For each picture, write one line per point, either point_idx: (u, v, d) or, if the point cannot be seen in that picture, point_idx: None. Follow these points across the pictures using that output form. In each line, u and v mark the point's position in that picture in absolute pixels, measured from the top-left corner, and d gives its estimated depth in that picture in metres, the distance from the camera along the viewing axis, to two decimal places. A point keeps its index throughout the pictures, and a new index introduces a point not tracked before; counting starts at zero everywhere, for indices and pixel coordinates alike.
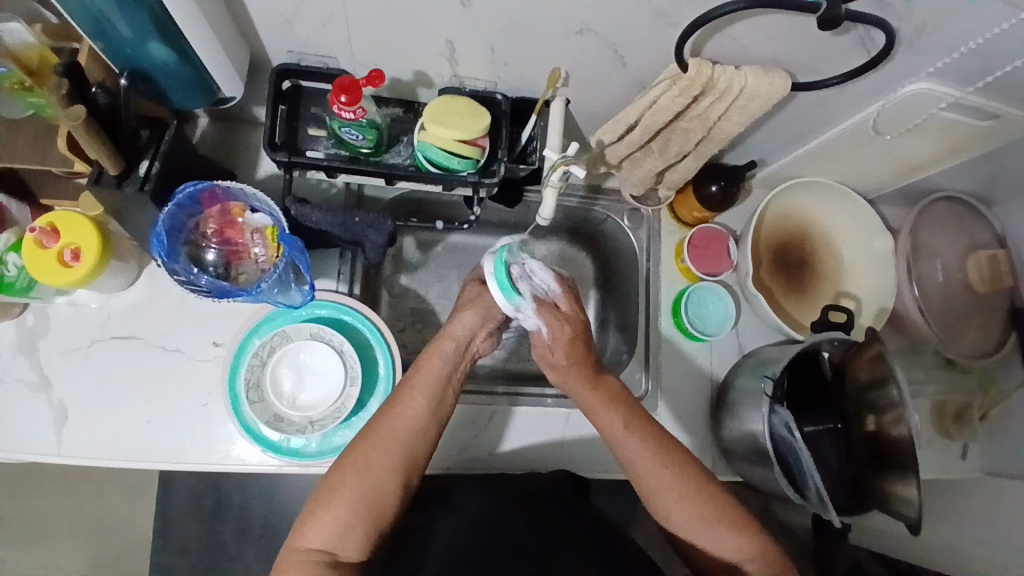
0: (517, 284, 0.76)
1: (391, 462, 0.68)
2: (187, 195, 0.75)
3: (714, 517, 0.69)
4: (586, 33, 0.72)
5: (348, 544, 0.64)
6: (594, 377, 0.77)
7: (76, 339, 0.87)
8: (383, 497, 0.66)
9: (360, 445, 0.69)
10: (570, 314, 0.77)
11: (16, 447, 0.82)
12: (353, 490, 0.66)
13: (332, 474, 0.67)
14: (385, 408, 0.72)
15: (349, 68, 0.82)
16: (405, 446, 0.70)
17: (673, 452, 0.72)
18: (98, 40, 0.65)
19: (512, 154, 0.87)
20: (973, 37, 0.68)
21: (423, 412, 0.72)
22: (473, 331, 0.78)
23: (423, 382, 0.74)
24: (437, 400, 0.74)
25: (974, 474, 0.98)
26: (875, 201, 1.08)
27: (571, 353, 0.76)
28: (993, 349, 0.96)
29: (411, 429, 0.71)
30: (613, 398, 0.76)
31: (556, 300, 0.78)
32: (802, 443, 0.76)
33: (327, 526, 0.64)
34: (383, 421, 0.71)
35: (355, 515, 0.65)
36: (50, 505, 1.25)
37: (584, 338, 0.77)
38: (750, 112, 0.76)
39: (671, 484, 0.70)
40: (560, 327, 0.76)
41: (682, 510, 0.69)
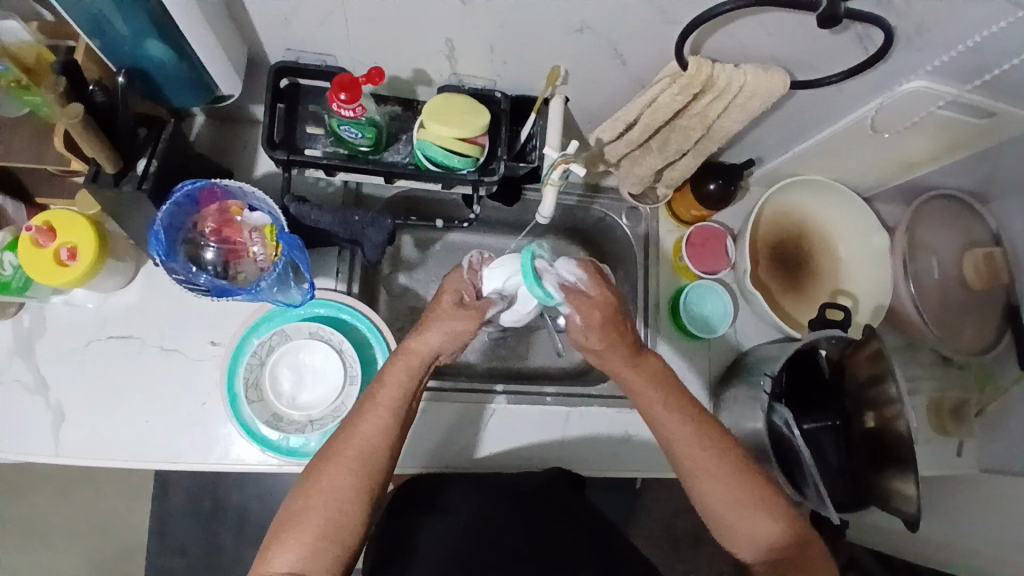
0: (543, 277, 0.66)
1: (356, 485, 0.66)
2: (184, 193, 0.75)
3: (749, 502, 0.69)
4: (586, 31, 0.72)
5: (316, 566, 0.64)
6: (633, 357, 0.72)
7: (73, 339, 0.86)
8: (349, 518, 0.65)
9: (320, 468, 0.66)
10: (601, 300, 0.69)
11: (14, 449, 0.82)
12: (319, 514, 0.65)
13: (296, 497, 0.66)
14: (347, 425, 0.69)
15: (348, 66, 0.81)
16: (369, 465, 0.67)
17: (721, 445, 0.71)
18: (96, 38, 0.65)
19: (511, 153, 0.87)
20: (971, 35, 0.68)
21: (388, 431, 0.69)
22: (438, 350, 0.71)
23: (387, 398, 0.70)
24: (401, 414, 0.70)
25: (971, 470, 0.99)
26: (872, 199, 1.09)
27: (605, 338, 0.70)
28: (988, 347, 0.98)
29: (374, 447, 0.68)
30: (658, 380, 0.72)
31: (584, 286, 0.68)
32: (801, 440, 0.77)
33: (294, 550, 0.63)
34: (346, 439, 0.67)
35: (321, 538, 0.64)
36: (46, 507, 1.24)
37: (618, 323, 0.70)
38: (750, 109, 0.76)
39: (712, 470, 0.69)
40: (592, 309, 0.68)
41: (726, 503, 0.69)
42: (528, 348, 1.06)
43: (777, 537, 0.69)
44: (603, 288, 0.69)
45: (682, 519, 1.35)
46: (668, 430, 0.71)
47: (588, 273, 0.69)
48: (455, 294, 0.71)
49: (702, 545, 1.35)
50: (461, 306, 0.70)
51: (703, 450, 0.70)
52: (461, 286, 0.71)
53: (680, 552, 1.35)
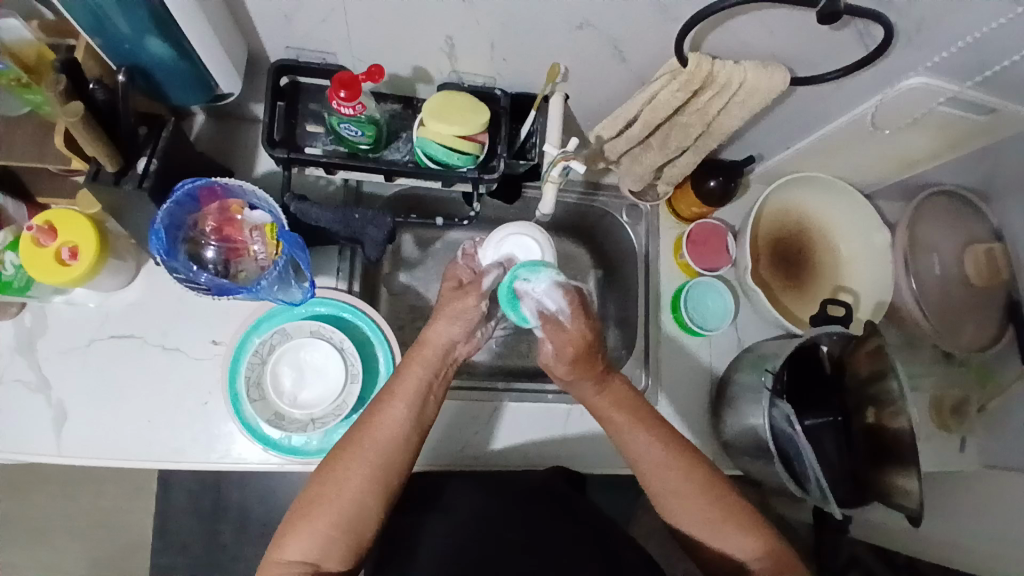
0: (521, 300, 0.73)
1: (371, 474, 0.66)
2: (185, 192, 0.75)
3: (721, 522, 0.68)
4: (586, 28, 0.72)
5: (328, 556, 0.63)
6: (601, 382, 0.74)
7: (74, 338, 0.86)
8: (362, 510, 0.65)
9: (338, 456, 0.67)
10: (577, 336, 0.70)
11: (15, 449, 0.82)
12: (334, 501, 0.64)
13: (311, 484, 0.65)
14: (367, 416, 0.70)
15: (348, 64, 0.81)
16: (385, 458, 0.67)
17: (694, 465, 0.70)
18: (96, 37, 0.65)
19: (511, 150, 0.87)
20: (972, 31, 0.68)
21: (405, 422, 0.69)
22: (451, 341, 0.74)
23: (404, 390, 0.71)
24: (420, 410, 0.71)
25: (972, 467, 0.99)
26: (872, 195, 1.09)
27: (574, 369, 0.72)
28: (989, 344, 0.97)
29: (391, 439, 0.68)
30: (620, 403, 0.74)
31: (562, 318, 0.71)
32: (802, 438, 0.77)
33: (307, 538, 0.63)
34: (364, 430, 0.68)
35: (335, 526, 0.63)
36: (47, 507, 1.24)
37: (589, 359, 0.71)
38: (750, 106, 0.76)
39: (683, 487, 0.69)
40: (566, 342, 0.71)
41: (692, 517, 0.69)
42: (529, 346, 1.07)
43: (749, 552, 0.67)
44: (584, 322, 0.71)
45: None
46: (631, 448, 0.72)
47: (572, 307, 0.70)
48: (456, 278, 0.79)
49: None
50: (458, 288, 0.77)
51: (666, 463, 0.70)
52: (459, 272, 0.79)
53: (681, 549, 1.35)
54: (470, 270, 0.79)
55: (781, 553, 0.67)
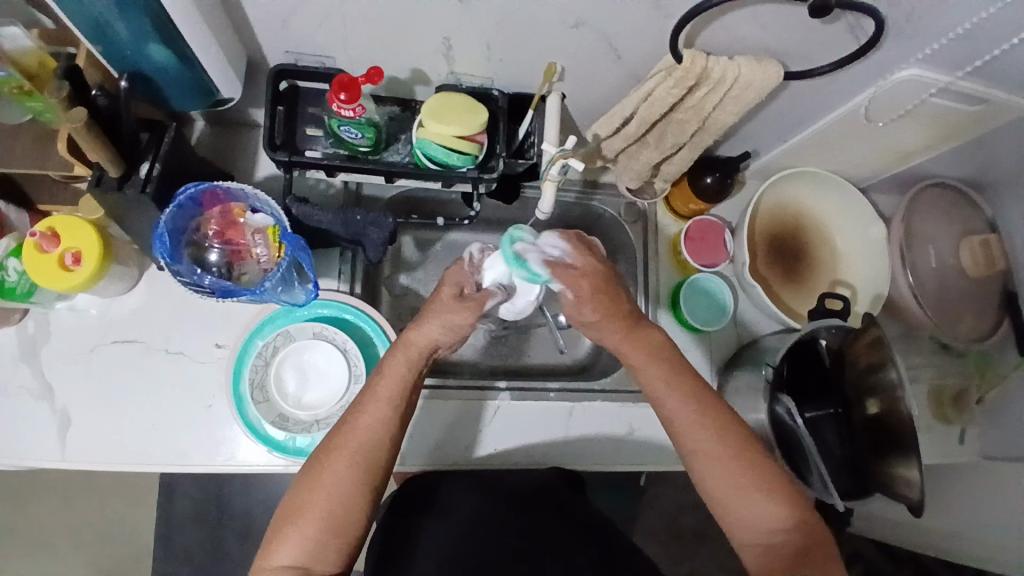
0: (525, 257, 0.72)
1: (357, 476, 0.66)
2: (188, 196, 0.76)
3: (754, 486, 0.67)
4: (582, 27, 0.73)
5: (319, 559, 0.64)
6: (630, 329, 0.74)
7: (78, 344, 0.87)
8: (351, 510, 0.65)
9: (322, 459, 0.66)
10: (588, 270, 0.72)
11: (20, 454, 0.82)
12: (321, 506, 0.64)
13: (298, 489, 0.66)
14: (348, 416, 0.69)
15: (346, 68, 0.82)
16: (371, 457, 0.67)
17: (732, 429, 0.69)
18: (97, 43, 0.66)
19: (510, 149, 0.88)
20: (961, 22, 0.69)
21: (388, 422, 0.69)
22: (438, 342, 0.72)
23: (387, 389, 0.70)
24: (401, 405, 0.70)
25: (973, 457, 1.00)
26: (867, 189, 1.10)
27: (598, 308, 0.73)
28: (986, 335, 0.98)
29: (375, 439, 0.68)
30: (656, 348, 0.74)
31: (566, 257, 0.73)
32: (804, 428, 0.79)
33: (296, 544, 0.63)
34: (346, 431, 0.68)
35: (324, 530, 0.64)
36: (49, 516, 1.23)
37: (608, 288, 0.73)
38: (745, 101, 0.77)
39: (714, 449, 0.68)
40: (580, 279, 0.72)
41: (728, 477, 0.67)
42: (529, 346, 1.07)
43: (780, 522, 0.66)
44: (589, 258, 0.74)
45: (687, 514, 1.36)
46: (664, 405, 0.71)
47: (574, 248, 0.73)
48: (454, 285, 0.74)
49: (706, 541, 1.36)
50: (461, 299, 0.73)
51: (704, 424, 0.69)
52: (462, 278, 0.74)
53: (684, 548, 1.35)
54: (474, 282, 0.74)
55: (808, 521, 0.66)
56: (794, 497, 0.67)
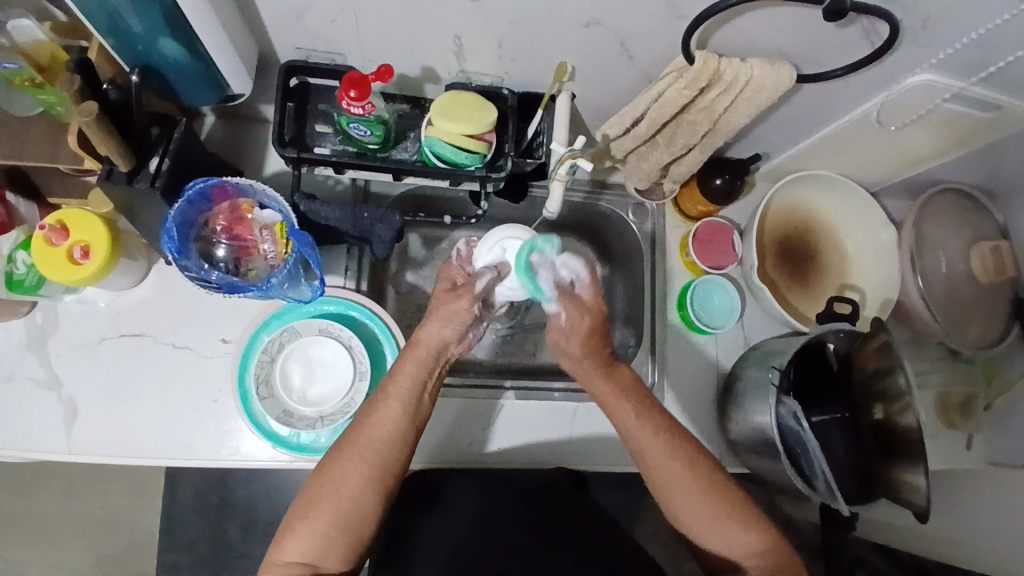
0: (537, 271, 0.74)
1: (368, 474, 0.66)
2: (196, 191, 0.76)
3: (725, 515, 0.69)
4: (594, 27, 0.72)
5: (327, 556, 0.64)
6: (607, 370, 0.75)
7: (86, 336, 0.87)
8: (361, 509, 0.66)
9: (334, 457, 0.67)
10: (591, 305, 0.73)
11: (27, 444, 0.83)
12: (332, 503, 0.65)
13: (310, 486, 0.66)
14: (361, 416, 0.69)
15: (356, 64, 0.82)
16: (383, 457, 0.68)
17: (699, 465, 0.71)
18: (110, 37, 0.66)
19: (518, 148, 0.88)
20: (977, 27, 0.69)
21: (400, 422, 0.69)
22: (444, 340, 0.72)
23: (399, 389, 0.70)
24: (413, 407, 0.70)
25: (979, 465, 0.99)
26: (878, 194, 1.09)
27: (586, 345, 0.73)
28: (995, 341, 0.97)
29: (386, 440, 0.68)
30: (627, 390, 0.75)
31: (576, 290, 0.73)
32: (810, 431, 0.80)
33: (305, 540, 0.64)
34: (359, 430, 0.68)
35: (333, 527, 0.64)
36: (55, 506, 1.24)
37: (602, 330, 0.73)
38: (756, 104, 0.77)
39: (683, 481, 0.70)
40: (583, 314, 0.72)
41: (689, 511, 0.70)
42: (536, 344, 1.07)
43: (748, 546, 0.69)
44: (595, 294, 0.74)
45: None
46: (635, 437, 0.72)
47: (588, 278, 0.73)
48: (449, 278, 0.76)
49: None
50: (453, 290, 0.75)
51: (670, 459, 0.71)
52: (453, 273, 0.77)
53: (687, 549, 1.35)
54: (465, 270, 0.77)
55: (780, 545, 0.70)
56: (762, 526, 0.70)
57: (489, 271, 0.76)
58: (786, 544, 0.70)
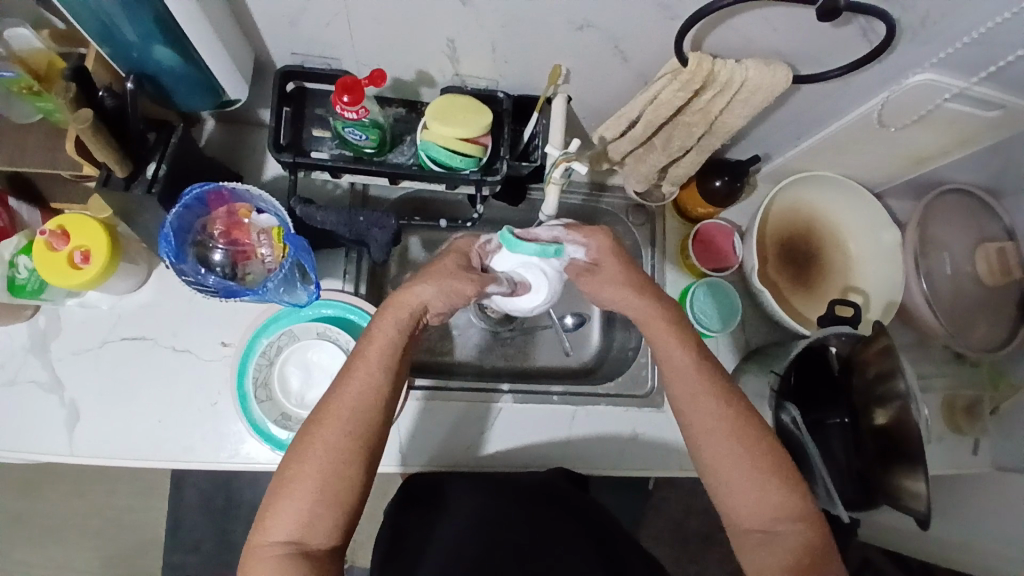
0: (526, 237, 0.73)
1: (348, 444, 0.65)
2: (194, 197, 0.76)
3: (769, 472, 0.67)
4: (587, 29, 0.72)
5: (314, 532, 0.63)
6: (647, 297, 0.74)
7: (87, 339, 0.88)
8: (345, 481, 0.64)
9: (311, 432, 0.65)
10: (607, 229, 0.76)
11: (30, 446, 0.84)
12: (312, 479, 0.63)
13: (288, 461, 0.64)
14: (335, 386, 0.67)
15: (352, 69, 0.82)
16: (360, 426, 0.66)
17: (743, 421, 0.69)
18: (105, 45, 0.67)
19: (515, 152, 0.88)
20: (977, 26, 0.68)
21: (375, 388, 0.67)
22: (427, 304, 0.70)
23: (375, 353, 0.68)
24: (387, 372, 0.68)
25: (985, 469, 0.98)
26: (882, 194, 1.08)
27: (622, 269, 0.74)
28: (1001, 344, 0.96)
29: (361, 408, 0.66)
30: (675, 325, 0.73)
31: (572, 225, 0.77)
32: (810, 437, 0.78)
33: (289, 518, 0.63)
34: (334, 400, 0.66)
35: (318, 504, 0.63)
36: (63, 507, 1.26)
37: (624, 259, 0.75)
38: (753, 105, 0.76)
39: (728, 430, 0.68)
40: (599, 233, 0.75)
41: (734, 462, 0.68)
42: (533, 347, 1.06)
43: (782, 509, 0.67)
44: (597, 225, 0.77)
45: (693, 519, 1.34)
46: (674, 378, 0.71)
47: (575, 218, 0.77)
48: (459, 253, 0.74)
49: (713, 546, 1.35)
50: (466, 265, 0.73)
51: (706, 414, 0.69)
52: (467, 248, 0.76)
53: (692, 553, 1.34)
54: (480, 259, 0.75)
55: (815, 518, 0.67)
56: (802, 493, 0.67)
57: (507, 283, 0.75)
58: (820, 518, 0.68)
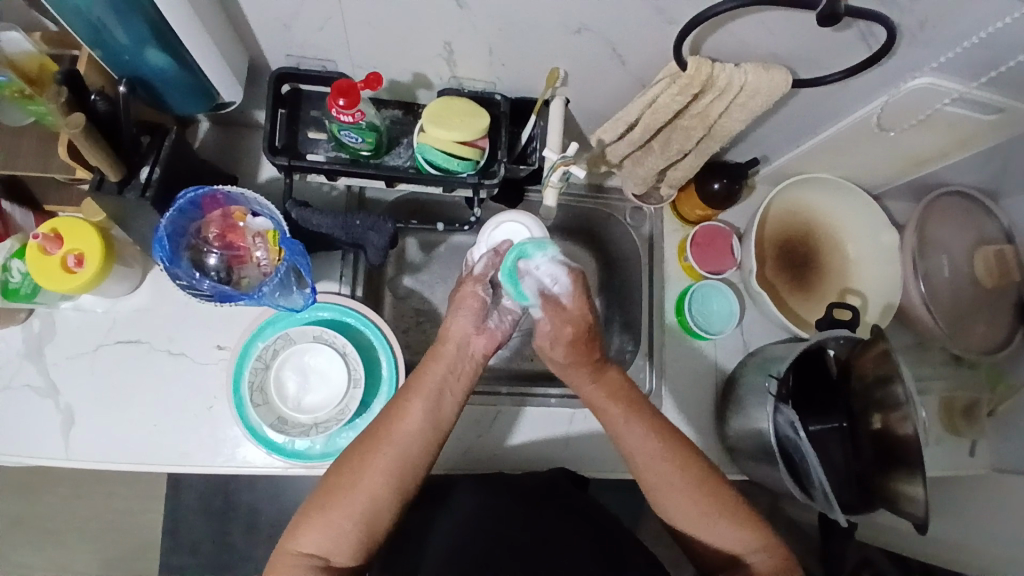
0: (522, 278, 0.73)
1: (389, 470, 0.66)
2: (188, 200, 0.76)
3: (715, 513, 0.67)
4: (585, 32, 0.71)
5: (340, 551, 0.63)
6: (595, 371, 0.75)
7: (82, 343, 0.88)
8: (378, 504, 0.65)
9: (356, 449, 0.68)
10: (576, 317, 0.71)
11: (26, 451, 0.84)
12: (349, 495, 0.64)
13: (330, 475, 0.66)
14: (386, 415, 0.70)
15: (348, 71, 0.82)
16: (403, 455, 0.67)
17: (687, 461, 0.69)
18: (96, 47, 0.66)
19: (512, 155, 0.87)
20: (975, 31, 0.67)
21: (424, 421, 0.69)
22: (469, 338, 0.74)
23: (426, 386, 0.71)
24: (434, 413, 0.70)
25: (982, 471, 0.98)
26: (881, 196, 1.07)
27: (570, 352, 0.73)
28: (998, 346, 0.95)
29: (408, 440, 0.68)
30: (618, 392, 0.74)
31: (561, 297, 0.71)
32: (806, 441, 0.77)
33: (320, 530, 0.63)
34: (383, 426, 0.69)
35: (349, 522, 0.64)
36: (59, 507, 1.25)
37: (588, 340, 0.72)
38: (752, 109, 0.75)
39: (677, 480, 0.68)
40: (565, 323, 0.71)
41: (686, 508, 0.68)
42: (535, 350, 1.06)
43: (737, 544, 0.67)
44: (582, 304, 0.72)
45: None
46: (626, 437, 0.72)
47: (573, 288, 0.71)
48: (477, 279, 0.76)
49: None
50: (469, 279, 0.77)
51: (664, 461, 0.69)
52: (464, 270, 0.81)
53: None
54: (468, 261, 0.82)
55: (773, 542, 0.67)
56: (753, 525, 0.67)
57: (488, 254, 0.78)
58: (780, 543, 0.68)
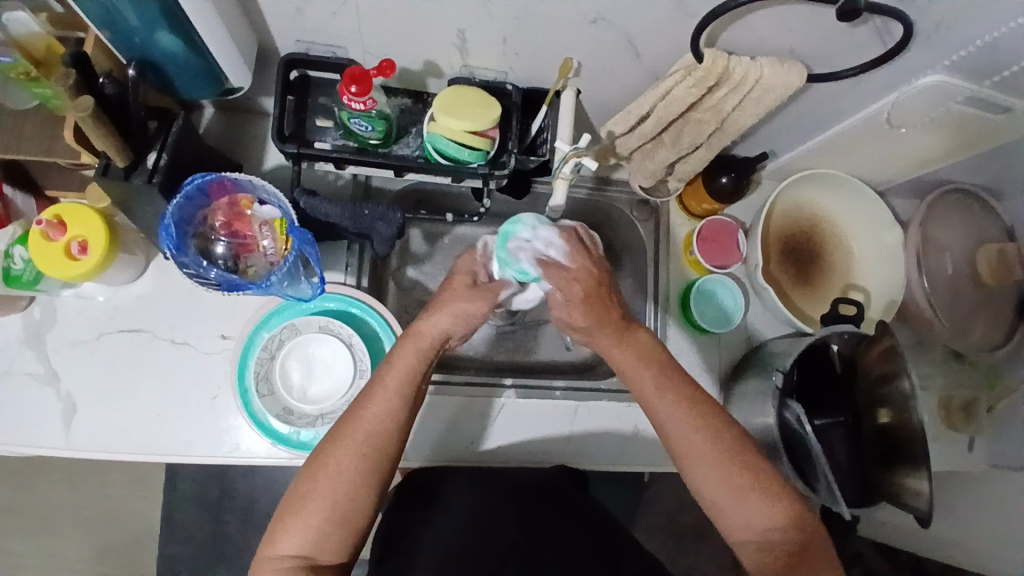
0: (516, 254, 0.71)
1: (364, 469, 0.64)
2: (195, 186, 0.74)
3: (749, 487, 0.65)
4: (601, 23, 0.71)
5: (325, 550, 0.63)
6: (622, 332, 0.71)
7: (84, 331, 0.86)
8: (357, 499, 0.64)
9: (327, 449, 0.65)
10: (582, 273, 0.70)
11: (25, 440, 0.82)
12: (325, 496, 0.63)
13: (304, 478, 0.64)
14: (355, 407, 0.67)
15: (358, 58, 0.81)
16: (377, 447, 0.65)
17: (720, 432, 0.67)
18: (105, 29, 0.65)
19: (522, 146, 0.86)
20: (988, 31, 0.67)
21: (394, 413, 0.66)
22: (445, 333, 0.70)
23: (394, 380, 0.67)
24: (408, 400, 0.68)
25: (979, 468, 0.99)
26: (885, 193, 1.08)
27: (589, 314, 0.69)
28: (998, 345, 0.97)
29: (381, 434, 0.66)
30: (647, 354, 0.70)
31: (561, 257, 0.71)
32: (812, 434, 0.79)
33: (299, 534, 0.62)
34: (351, 421, 0.66)
35: (327, 521, 0.63)
36: (53, 497, 1.24)
37: (602, 295, 0.70)
38: (765, 103, 0.75)
39: (711, 458, 0.66)
40: (574, 282, 0.69)
41: (712, 483, 0.66)
42: (535, 341, 1.04)
43: (770, 520, 0.65)
44: (586, 260, 0.71)
45: (687, 512, 1.35)
46: (657, 411, 0.68)
47: (571, 247, 0.71)
48: (465, 275, 0.74)
49: (706, 539, 1.36)
50: (471, 287, 0.72)
51: (695, 437, 0.66)
52: (473, 269, 0.74)
53: (685, 546, 1.35)
54: (486, 272, 0.74)
55: (804, 518, 0.66)
56: (786, 497, 0.65)
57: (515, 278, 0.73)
58: (808, 517, 0.66)
